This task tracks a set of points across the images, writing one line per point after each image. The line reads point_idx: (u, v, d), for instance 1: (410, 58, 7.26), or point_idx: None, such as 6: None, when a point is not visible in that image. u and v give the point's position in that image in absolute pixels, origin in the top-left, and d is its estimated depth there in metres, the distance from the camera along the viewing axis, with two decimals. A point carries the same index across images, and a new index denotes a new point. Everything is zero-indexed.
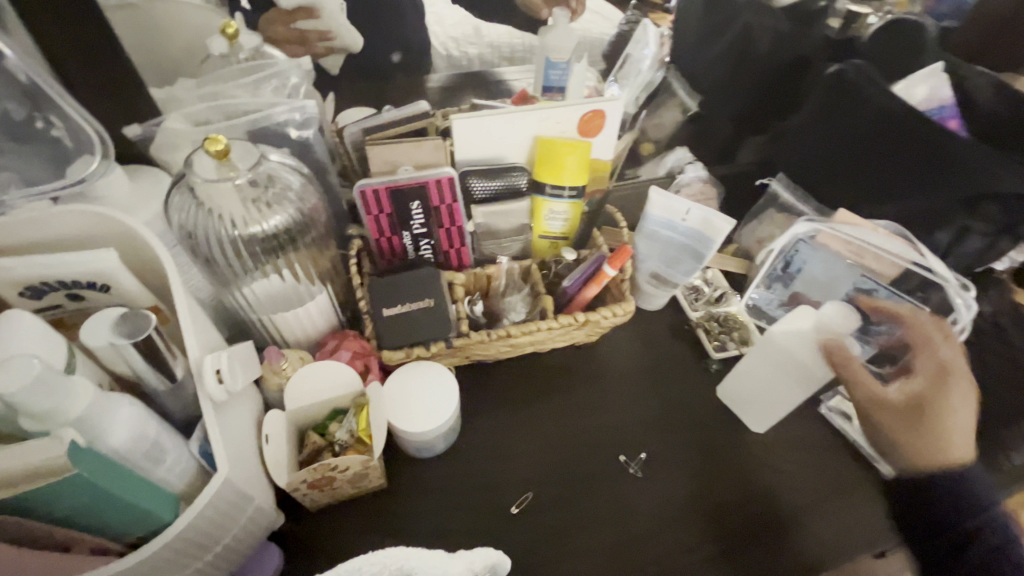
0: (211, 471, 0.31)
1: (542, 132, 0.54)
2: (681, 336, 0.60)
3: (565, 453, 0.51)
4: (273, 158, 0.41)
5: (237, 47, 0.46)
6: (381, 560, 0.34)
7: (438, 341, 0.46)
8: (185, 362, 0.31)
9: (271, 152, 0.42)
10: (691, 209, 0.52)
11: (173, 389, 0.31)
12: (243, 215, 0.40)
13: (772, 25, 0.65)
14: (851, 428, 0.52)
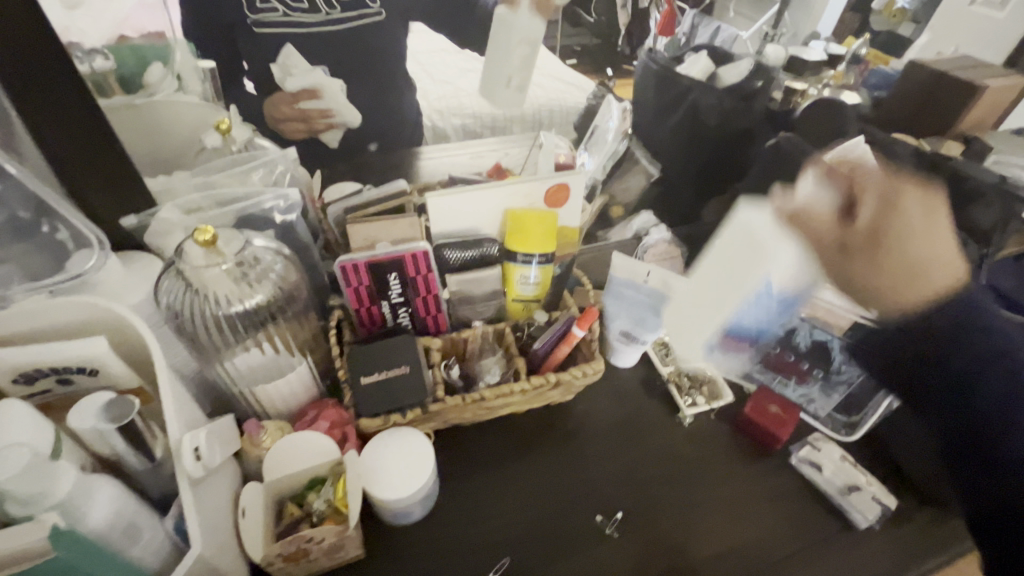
0: (185, 548, 0.33)
1: (511, 205, 0.59)
2: (653, 390, 0.62)
3: (543, 516, 0.51)
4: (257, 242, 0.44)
5: (230, 140, 0.52)
6: None
7: (414, 407, 0.48)
8: (165, 442, 0.33)
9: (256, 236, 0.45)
10: (651, 271, 0.55)
11: (152, 468, 0.32)
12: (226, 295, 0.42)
13: (716, 102, 0.72)
14: (820, 478, 0.54)
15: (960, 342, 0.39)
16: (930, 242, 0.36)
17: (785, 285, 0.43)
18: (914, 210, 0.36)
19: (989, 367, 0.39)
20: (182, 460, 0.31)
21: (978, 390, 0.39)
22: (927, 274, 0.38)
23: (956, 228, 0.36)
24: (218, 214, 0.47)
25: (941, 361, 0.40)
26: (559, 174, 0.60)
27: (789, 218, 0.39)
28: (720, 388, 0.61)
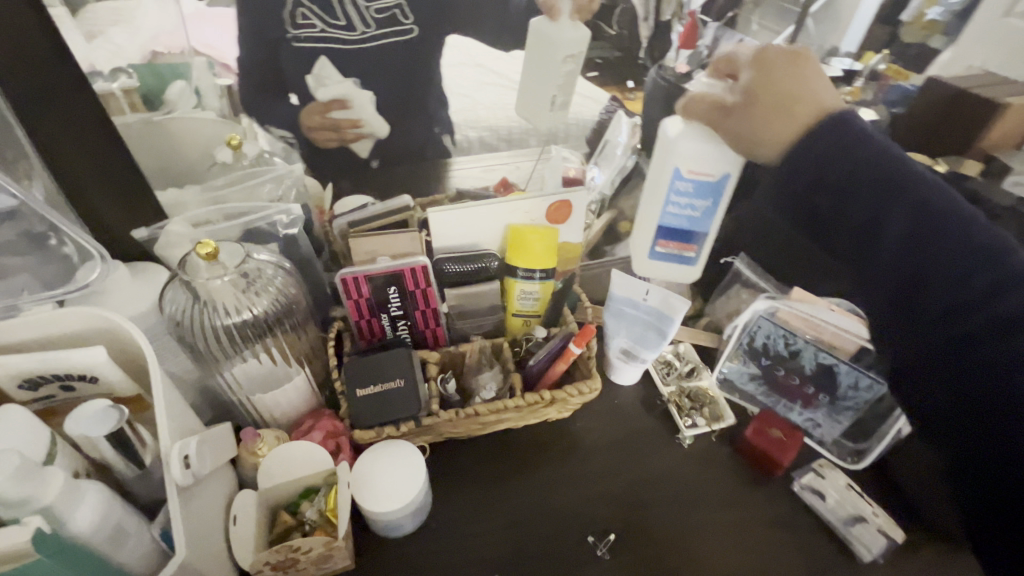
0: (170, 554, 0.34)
1: (512, 220, 0.60)
2: (653, 410, 0.61)
3: (534, 534, 0.51)
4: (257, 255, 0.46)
5: (240, 155, 0.53)
6: None
7: (407, 419, 0.49)
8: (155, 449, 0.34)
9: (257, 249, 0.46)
10: (650, 290, 0.55)
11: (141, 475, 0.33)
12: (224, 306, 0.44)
13: None
14: (823, 506, 0.52)
15: (896, 208, 0.42)
16: (827, 130, 0.43)
17: (698, 174, 0.52)
18: (777, 54, 0.46)
19: (924, 235, 0.41)
20: (171, 466, 0.32)
21: (912, 263, 0.42)
22: (810, 92, 0.45)
23: (830, 114, 0.44)
24: (224, 227, 0.49)
25: (880, 226, 0.43)
26: (561, 190, 0.60)
27: (684, 114, 0.50)
28: (721, 410, 0.60)
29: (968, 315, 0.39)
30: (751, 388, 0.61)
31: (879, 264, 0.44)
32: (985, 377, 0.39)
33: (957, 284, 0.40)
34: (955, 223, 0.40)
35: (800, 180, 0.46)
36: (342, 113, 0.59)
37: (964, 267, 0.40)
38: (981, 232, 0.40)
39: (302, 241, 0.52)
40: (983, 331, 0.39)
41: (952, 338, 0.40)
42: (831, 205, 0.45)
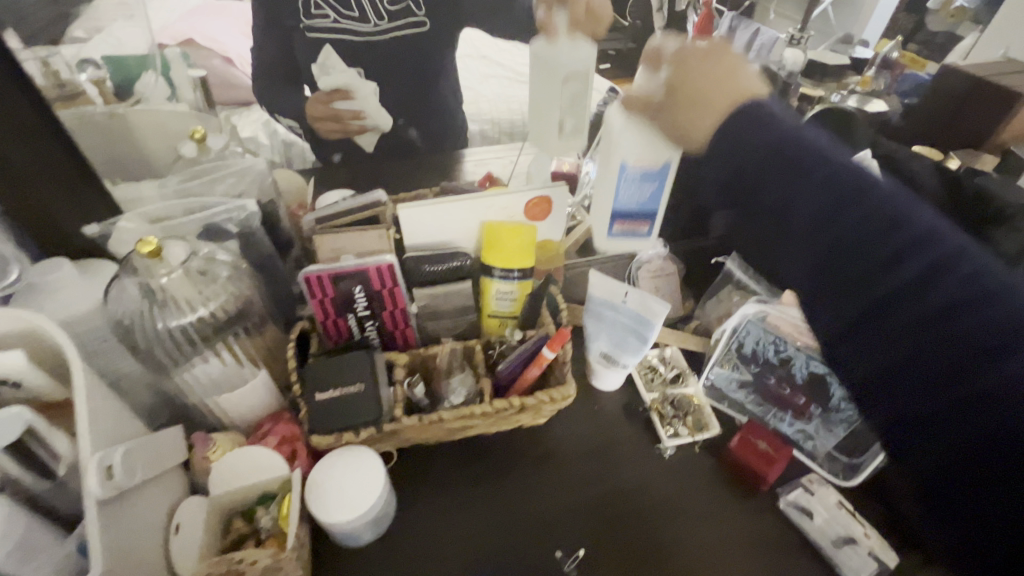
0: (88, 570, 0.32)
1: (487, 217, 0.57)
2: (634, 417, 0.58)
3: (499, 546, 0.48)
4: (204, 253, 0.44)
5: (204, 149, 0.53)
6: None
7: (368, 426, 0.46)
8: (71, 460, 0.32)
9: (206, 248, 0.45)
10: (629, 291, 0.53)
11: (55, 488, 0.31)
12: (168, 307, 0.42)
13: None
14: (809, 525, 0.49)
15: (802, 189, 0.39)
16: (738, 122, 0.42)
17: (642, 164, 0.58)
18: (696, 55, 0.47)
19: (836, 210, 0.38)
20: (87, 477, 0.30)
21: (831, 244, 0.38)
22: (720, 84, 0.45)
23: (743, 106, 0.42)
24: (181, 223, 0.47)
25: (794, 206, 0.40)
26: (539, 185, 0.57)
27: (624, 110, 0.55)
28: (706, 421, 0.57)
29: (903, 296, 0.34)
30: (740, 397, 0.58)
31: (805, 254, 0.39)
32: (941, 357, 0.32)
33: (880, 261, 0.35)
34: (857, 196, 0.37)
35: (722, 176, 0.44)
36: (347, 103, 0.83)
37: (875, 237, 0.36)
38: (896, 204, 0.36)
39: (260, 239, 0.51)
40: (913, 306, 0.34)
41: (890, 322, 0.34)
42: (757, 181, 0.42)
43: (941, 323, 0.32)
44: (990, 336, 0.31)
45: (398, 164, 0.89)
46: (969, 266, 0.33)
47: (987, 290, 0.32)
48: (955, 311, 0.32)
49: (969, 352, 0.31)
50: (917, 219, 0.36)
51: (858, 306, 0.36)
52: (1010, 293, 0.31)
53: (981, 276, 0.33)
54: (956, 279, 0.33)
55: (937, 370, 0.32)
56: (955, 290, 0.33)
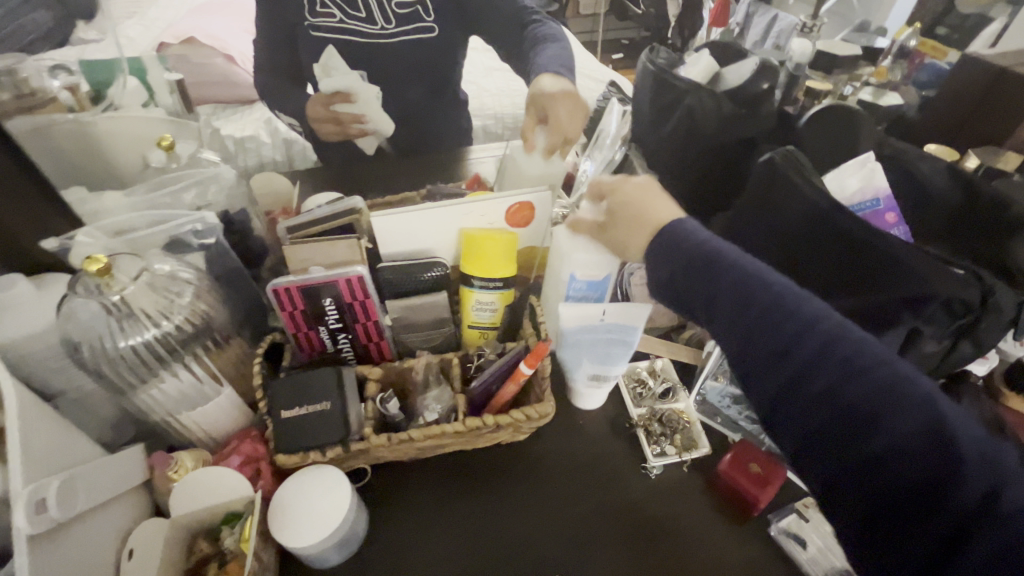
0: None
1: (466, 225, 0.54)
2: (619, 434, 0.56)
3: (469, 570, 0.46)
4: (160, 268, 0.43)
5: (173, 157, 0.51)
6: None
7: (334, 445, 0.45)
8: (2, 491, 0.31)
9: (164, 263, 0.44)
10: (606, 308, 0.50)
11: None
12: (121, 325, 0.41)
13: (715, 107, 0.64)
14: (803, 555, 0.46)
15: (710, 283, 0.38)
16: (662, 242, 0.42)
17: (592, 275, 0.51)
18: (627, 183, 0.48)
19: (739, 299, 0.37)
20: (14, 512, 0.29)
21: (739, 334, 0.36)
22: (650, 207, 0.45)
23: (666, 227, 0.42)
24: (146, 236, 0.46)
25: (709, 296, 0.39)
26: (521, 190, 0.54)
27: (571, 230, 0.52)
28: (694, 438, 0.54)
29: (804, 390, 0.33)
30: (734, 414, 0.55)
31: (718, 337, 0.38)
32: (831, 440, 0.32)
33: (775, 347, 0.35)
34: (756, 285, 0.36)
35: (653, 276, 0.43)
36: (347, 108, 0.82)
37: (778, 321, 0.35)
38: (796, 297, 0.35)
39: (223, 252, 0.49)
40: (811, 388, 0.33)
41: (791, 406, 0.34)
42: (673, 275, 0.41)
43: (832, 407, 0.32)
44: (873, 415, 0.31)
45: (389, 166, 0.87)
46: (849, 342, 0.33)
47: (868, 365, 0.32)
48: (842, 393, 0.32)
49: (854, 435, 0.31)
50: (811, 302, 0.35)
51: (769, 391, 0.35)
52: (886, 368, 0.32)
53: (861, 351, 0.32)
54: (842, 359, 0.32)
55: (827, 452, 0.32)
56: (840, 368, 0.32)
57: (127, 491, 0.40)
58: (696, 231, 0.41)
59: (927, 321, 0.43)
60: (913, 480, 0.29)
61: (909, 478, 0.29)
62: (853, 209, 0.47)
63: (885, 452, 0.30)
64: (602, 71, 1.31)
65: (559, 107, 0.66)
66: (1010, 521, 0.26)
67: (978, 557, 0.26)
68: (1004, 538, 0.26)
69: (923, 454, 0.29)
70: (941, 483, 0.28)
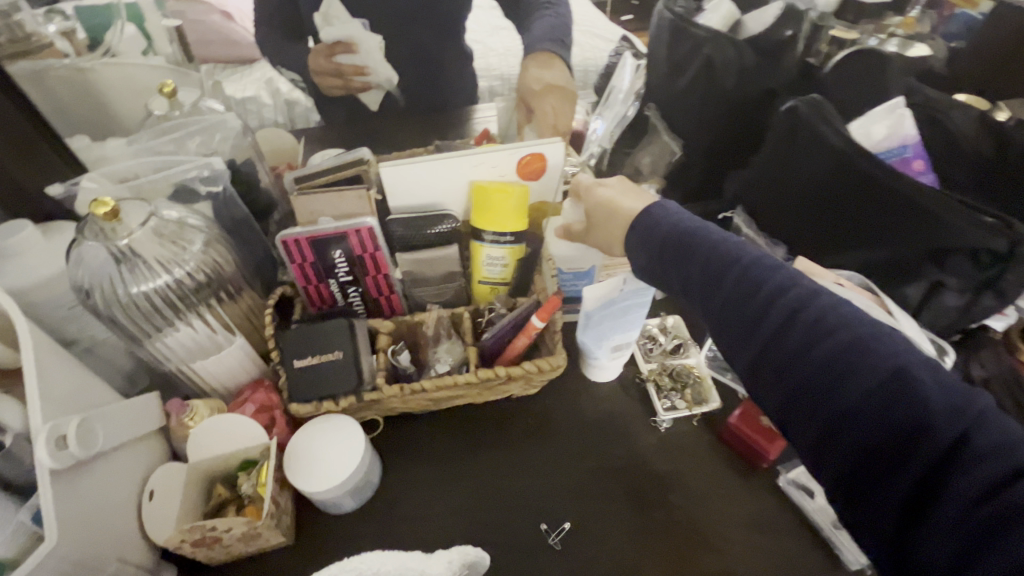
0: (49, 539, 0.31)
1: (476, 176, 0.53)
2: (629, 390, 0.56)
3: (478, 518, 0.47)
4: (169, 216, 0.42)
5: (175, 105, 0.50)
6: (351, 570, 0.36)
7: (348, 394, 0.45)
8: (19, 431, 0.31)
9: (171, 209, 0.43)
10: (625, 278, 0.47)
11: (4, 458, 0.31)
12: (132, 274, 0.40)
13: (735, 56, 0.61)
14: (811, 505, 0.46)
15: (684, 259, 0.39)
16: (639, 230, 0.43)
17: (578, 268, 0.54)
18: (597, 188, 0.49)
19: (710, 271, 0.37)
20: (35, 446, 0.29)
21: (719, 303, 0.36)
22: (610, 207, 0.47)
23: (641, 215, 0.43)
24: (150, 181, 0.45)
25: (686, 265, 0.38)
26: (534, 141, 0.53)
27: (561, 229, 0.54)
28: (705, 393, 0.54)
29: (782, 358, 0.33)
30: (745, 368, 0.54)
31: (701, 310, 0.38)
32: (808, 404, 0.31)
33: (745, 316, 0.35)
34: (727, 257, 0.37)
35: (637, 262, 0.43)
36: (349, 58, 0.80)
37: (747, 291, 0.35)
38: (766, 265, 0.35)
39: (230, 201, 0.48)
40: (785, 351, 0.32)
41: (765, 376, 0.34)
42: (654, 256, 0.41)
43: (801, 373, 0.32)
44: (841, 376, 0.30)
45: (394, 123, 0.85)
46: (816, 304, 0.33)
47: (834, 326, 0.32)
48: (813, 356, 0.31)
49: (825, 395, 0.30)
50: (783, 270, 0.35)
51: (747, 361, 0.35)
52: (854, 328, 0.31)
53: (828, 312, 0.32)
54: (808, 323, 0.32)
55: (801, 419, 0.32)
56: (806, 331, 0.32)
57: (144, 437, 0.41)
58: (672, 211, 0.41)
59: (949, 273, 0.42)
60: (884, 434, 0.28)
61: (880, 432, 0.28)
62: (881, 155, 0.46)
63: (855, 409, 0.29)
64: (611, 29, 1.26)
65: (545, 99, 0.66)
66: (983, 460, 0.25)
67: (956, 501, 0.25)
68: (979, 478, 0.25)
69: (892, 406, 0.28)
70: (913, 433, 0.27)
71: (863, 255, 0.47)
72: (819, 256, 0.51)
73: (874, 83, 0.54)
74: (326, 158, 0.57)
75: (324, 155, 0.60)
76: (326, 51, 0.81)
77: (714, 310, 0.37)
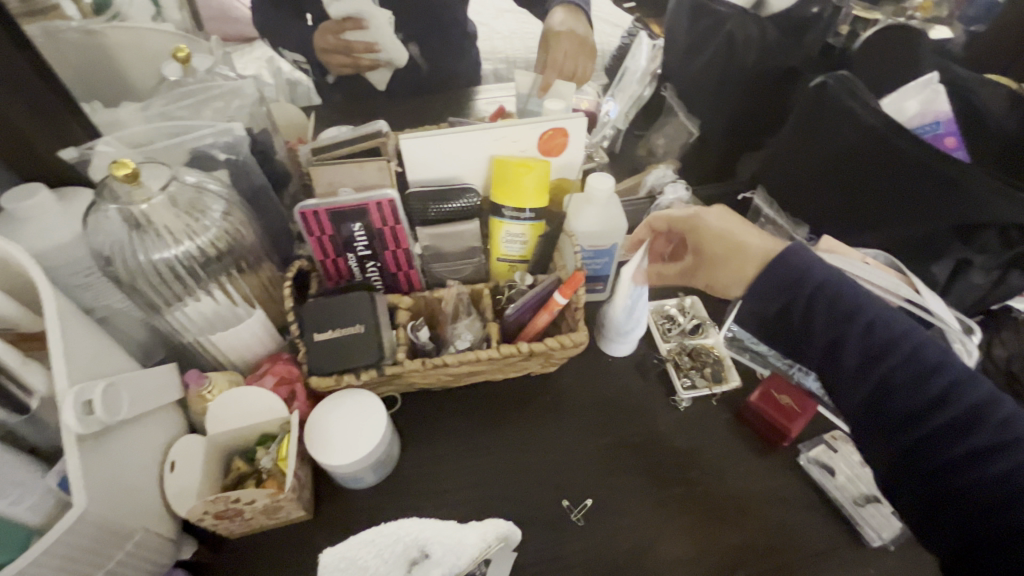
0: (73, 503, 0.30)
1: (497, 151, 0.52)
2: (647, 370, 0.55)
3: (498, 495, 0.47)
4: (189, 182, 0.41)
5: (190, 70, 0.49)
6: (396, 532, 0.38)
7: (369, 369, 0.44)
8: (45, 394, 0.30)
9: (188, 174, 0.42)
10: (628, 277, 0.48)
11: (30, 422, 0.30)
12: (150, 241, 0.40)
13: (759, 33, 0.60)
14: (831, 482, 0.46)
15: (794, 300, 0.38)
16: (773, 271, 0.39)
17: (597, 245, 0.53)
18: (708, 214, 0.45)
19: (837, 323, 0.36)
20: (63, 409, 0.28)
21: (821, 335, 0.37)
22: (727, 239, 0.42)
23: (774, 256, 0.39)
24: (165, 148, 0.44)
25: (791, 306, 0.39)
26: (556, 116, 0.52)
27: (583, 198, 0.52)
28: (724, 372, 0.53)
29: (882, 389, 0.35)
30: (763, 349, 0.54)
31: (798, 337, 0.39)
32: (900, 432, 0.34)
33: (865, 369, 0.35)
34: (837, 297, 0.36)
35: (756, 310, 0.41)
36: (359, 34, 0.79)
37: (874, 347, 0.35)
38: (885, 311, 0.35)
39: (248, 168, 0.47)
40: (884, 385, 0.34)
41: (882, 428, 0.35)
42: (766, 295, 0.40)
43: (926, 428, 0.33)
44: (962, 437, 0.31)
45: (403, 103, 0.84)
46: (957, 369, 0.33)
47: (964, 389, 0.32)
48: (918, 395, 0.33)
49: (920, 429, 0.33)
50: (897, 315, 0.35)
51: (844, 385, 0.37)
52: (982, 389, 0.32)
53: (961, 375, 0.33)
54: (940, 388, 0.33)
55: (912, 465, 0.33)
56: (937, 392, 0.33)
57: (164, 408, 0.40)
58: (801, 250, 0.38)
59: (977, 251, 0.42)
60: (964, 480, 0.31)
61: (994, 496, 0.30)
62: (914, 131, 0.45)
63: (973, 471, 0.31)
64: (620, 13, 1.25)
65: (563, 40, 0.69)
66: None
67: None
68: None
69: (995, 452, 0.30)
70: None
71: (890, 235, 0.47)
72: (845, 235, 0.50)
73: (900, 62, 0.54)
74: (341, 130, 0.56)
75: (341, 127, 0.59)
76: (334, 26, 0.79)
77: (815, 335, 0.38)
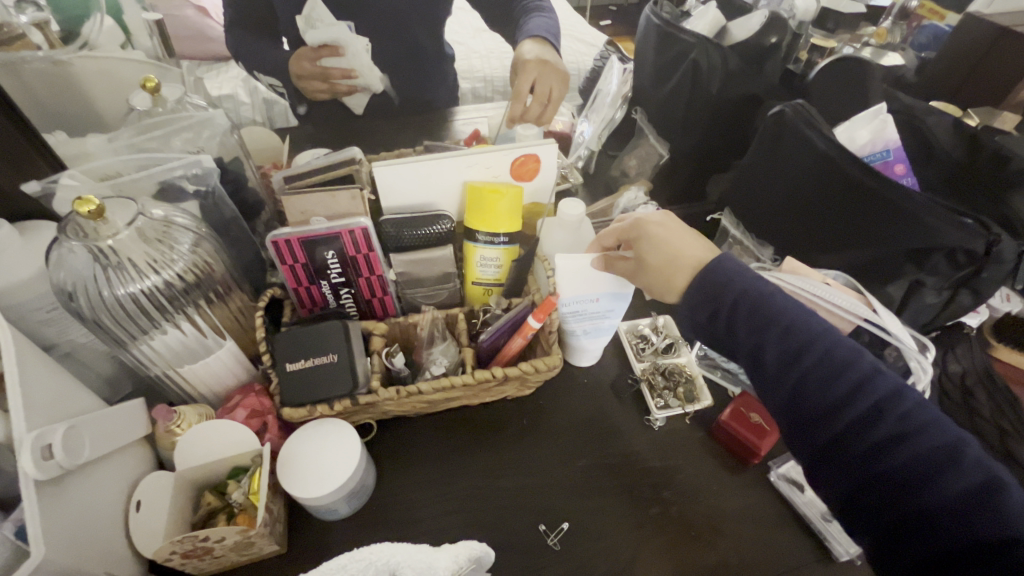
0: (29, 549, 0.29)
1: (470, 177, 0.53)
2: (622, 391, 0.56)
3: (469, 515, 0.47)
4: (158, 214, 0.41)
5: (158, 101, 0.49)
6: (365, 557, 0.36)
7: (342, 398, 0.44)
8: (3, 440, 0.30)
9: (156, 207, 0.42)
10: (599, 296, 0.49)
11: None
12: (113, 274, 0.39)
13: (722, 62, 0.63)
14: (801, 499, 0.47)
15: (724, 308, 0.40)
16: (701, 282, 0.41)
17: None
18: (648, 221, 0.46)
19: (757, 330, 0.38)
20: (20, 455, 0.28)
21: (749, 342, 0.39)
22: (666, 249, 0.44)
23: (709, 264, 0.41)
24: (133, 180, 0.44)
25: (718, 313, 0.40)
26: (527, 143, 0.53)
27: (556, 224, 0.54)
28: (697, 392, 0.54)
29: (803, 389, 0.36)
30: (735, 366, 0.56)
31: (735, 348, 0.40)
32: (818, 430, 0.35)
33: (785, 368, 0.37)
34: (758, 301, 0.38)
35: (693, 317, 0.42)
36: (335, 61, 0.76)
37: (790, 351, 0.37)
38: (806, 317, 0.37)
39: (219, 199, 0.48)
40: (810, 389, 0.35)
41: (804, 425, 0.36)
42: (695, 300, 0.42)
43: (841, 422, 0.34)
44: (873, 430, 0.33)
45: (381, 125, 0.84)
46: (865, 362, 0.35)
47: (871, 382, 0.34)
48: (834, 392, 0.35)
49: (837, 426, 0.34)
50: (814, 318, 0.37)
51: (773, 393, 0.38)
52: (885, 382, 0.34)
53: (869, 370, 0.34)
54: (851, 384, 0.34)
55: (831, 459, 0.34)
56: (849, 385, 0.34)
57: (128, 443, 0.39)
58: (730, 262, 0.41)
59: (927, 272, 0.44)
60: (879, 470, 0.32)
61: (897, 481, 0.32)
62: (864, 159, 0.48)
63: (882, 459, 0.32)
64: (596, 34, 1.28)
65: (548, 79, 0.68)
66: (995, 515, 0.29)
67: (946, 539, 0.30)
68: (988, 528, 0.29)
69: (897, 438, 0.32)
70: (925, 485, 0.31)
71: (848, 257, 0.49)
72: (807, 257, 0.52)
73: (855, 92, 0.57)
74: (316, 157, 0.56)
75: (314, 154, 0.59)
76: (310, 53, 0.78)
77: (738, 336, 0.39)
